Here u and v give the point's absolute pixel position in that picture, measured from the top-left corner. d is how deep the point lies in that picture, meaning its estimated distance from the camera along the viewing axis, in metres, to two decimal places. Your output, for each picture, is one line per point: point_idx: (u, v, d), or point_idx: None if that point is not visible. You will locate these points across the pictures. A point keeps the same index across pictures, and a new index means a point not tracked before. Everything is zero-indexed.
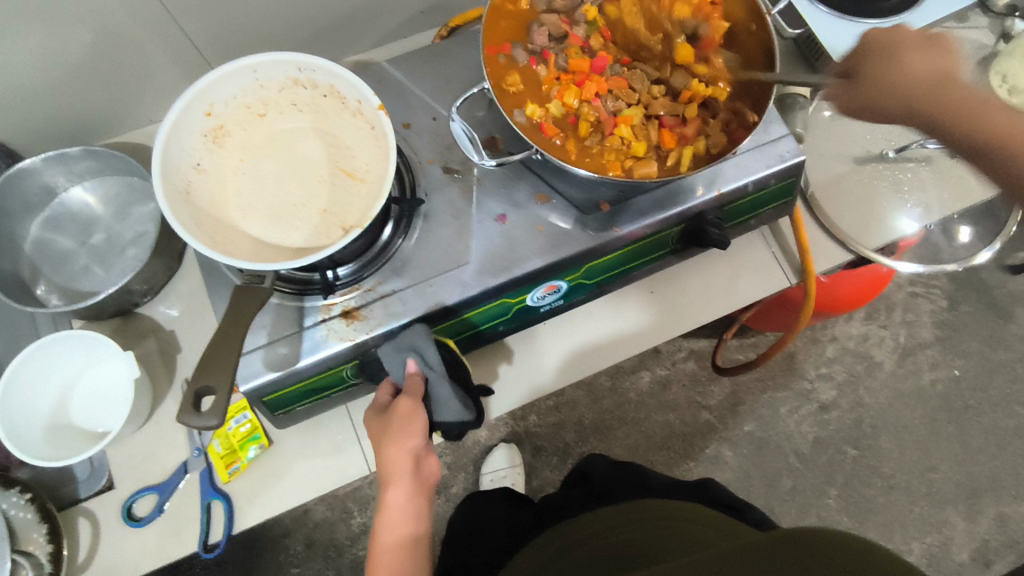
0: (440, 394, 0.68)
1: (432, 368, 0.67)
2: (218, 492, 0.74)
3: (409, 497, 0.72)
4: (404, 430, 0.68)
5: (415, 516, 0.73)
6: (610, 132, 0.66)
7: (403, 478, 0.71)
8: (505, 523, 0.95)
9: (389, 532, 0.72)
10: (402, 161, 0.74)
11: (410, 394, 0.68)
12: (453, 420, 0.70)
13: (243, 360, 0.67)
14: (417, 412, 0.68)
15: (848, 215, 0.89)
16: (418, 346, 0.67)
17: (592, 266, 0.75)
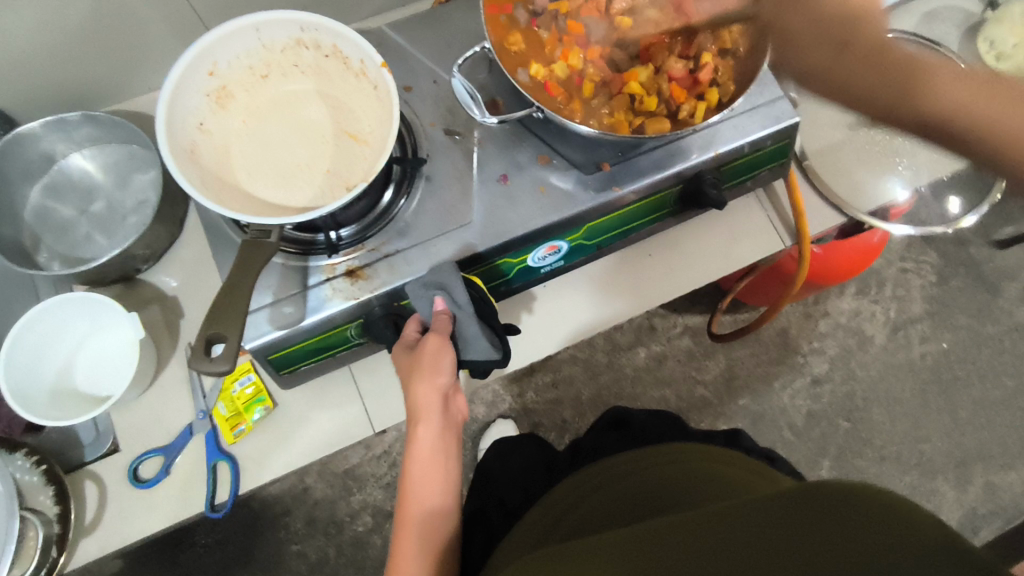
0: (468, 332, 0.70)
1: (459, 306, 0.68)
2: (224, 454, 0.74)
3: (441, 434, 0.74)
4: (435, 367, 0.69)
5: (447, 453, 0.75)
6: (615, 91, 0.67)
7: (434, 415, 0.73)
8: (540, 466, 0.99)
9: (420, 469, 0.73)
10: (404, 124, 0.75)
11: (439, 332, 0.69)
12: (480, 357, 0.72)
13: (250, 319, 0.67)
14: (445, 350, 0.69)
15: (842, 179, 0.90)
16: (445, 283, 0.68)
17: (595, 225, 0.76)
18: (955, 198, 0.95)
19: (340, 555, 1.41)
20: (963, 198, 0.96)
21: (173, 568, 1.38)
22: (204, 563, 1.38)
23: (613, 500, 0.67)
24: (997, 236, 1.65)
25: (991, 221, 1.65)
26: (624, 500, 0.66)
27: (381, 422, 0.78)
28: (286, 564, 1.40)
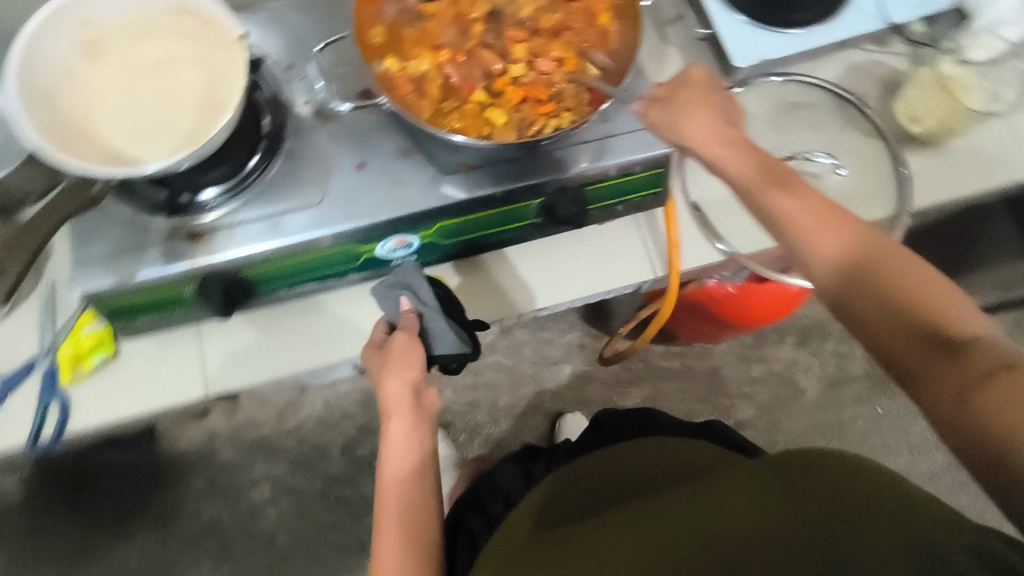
0: (436, 330, 0.76)
1: (425, 302, 0.75)
2: (56, 393, 0.76)
3: (412, 428, 0.74)
4: (404, 365, 0.74)
5: (422, 447, 0.75)
6: (465, 97, 0.68)
7: (404, 408, 0.74)
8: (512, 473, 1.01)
9: (397, 458, 0.74)
10: (278, 101, 0.77)
11: (405, 328, 0.75)
12: (450, 350, 0.77)
13: (82, 266, 0.70)
14: (414, 346, 0.75)
15: (729, 219, 0.89)
16: (411, 283, 0.75)
17: (447, 225, 0.77)
18: None
19: (233, 520, 1.42)
20: None
21: (70, 507, 1.40)
22: (100, 507, 1.40)
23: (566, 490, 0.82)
24: None
25: None
26: (595, 495, 0.81)
27: (215, 387, 0.79)
28: (180, 521, 1.41)
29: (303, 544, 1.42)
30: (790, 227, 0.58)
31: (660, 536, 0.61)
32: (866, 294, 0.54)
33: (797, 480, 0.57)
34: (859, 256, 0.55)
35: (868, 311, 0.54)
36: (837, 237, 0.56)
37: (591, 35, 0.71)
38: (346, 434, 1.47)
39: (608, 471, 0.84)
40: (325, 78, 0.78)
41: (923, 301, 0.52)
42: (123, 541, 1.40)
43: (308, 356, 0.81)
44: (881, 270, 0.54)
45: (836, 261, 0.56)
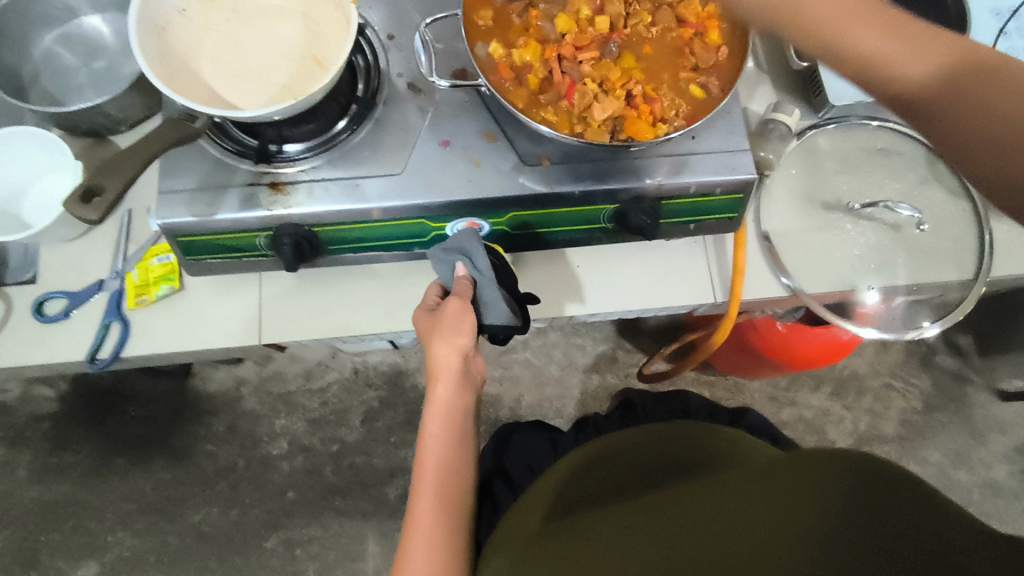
0: (488, 298, 0.76)
1: (479, 271, 0.75)
2: (120, 315, 0.79)
3: (455, 395, 0.76)
4: (456, 329, 0.74)
5: (463, 416, 0.77)
6: (564, 91, 0.68)
7: (451, 376, 0.75)
8: (543, 441, 1.14)
9: (435, 424, 0.75)
10: (375, 68, 0.78)
11: (460, 293, 0.75)
12: (500, 322, 0.77)
13: (165, 199, 0.72)
14: (467, 312, 0.74)
15: (799, 255, 0.87)
16: (467, 249, 0.75)
17: (520, 216, 0.77)
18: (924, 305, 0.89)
19: (246, 468, 1.45)
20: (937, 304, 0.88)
21: (99, 427, 1.45)
22: (125, 432, 1.45)
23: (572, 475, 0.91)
24: (1001, 386, 1.56)
25: (998, 369, 1.56)
26: (636, 474, 0.91)
27: (269, 335, 0.80)
28: (196, 459, 1.45)
29: (309, 503, 1.44)
30: (853, 47, 0.50)
31: (660, 519, 0.71)
32: (949, 79, 0.48)
33: (802, 474, 0.65)
34: (944, 49, 0.49)
35: (970, 95, 0.47)
36: (885, 35, 0.50)
37: (694, 52, 0.71)
38: (368, 404, 1.49)
39: (638, 453, 0.93)
40: (426, 52, 0.78)
41: (995, 64, 0.48)
42: (139, 470, 1.43)
43: (361, 323, 0.82)
44: (953, 57, 0.49)
45: (924, 81, 0.49)
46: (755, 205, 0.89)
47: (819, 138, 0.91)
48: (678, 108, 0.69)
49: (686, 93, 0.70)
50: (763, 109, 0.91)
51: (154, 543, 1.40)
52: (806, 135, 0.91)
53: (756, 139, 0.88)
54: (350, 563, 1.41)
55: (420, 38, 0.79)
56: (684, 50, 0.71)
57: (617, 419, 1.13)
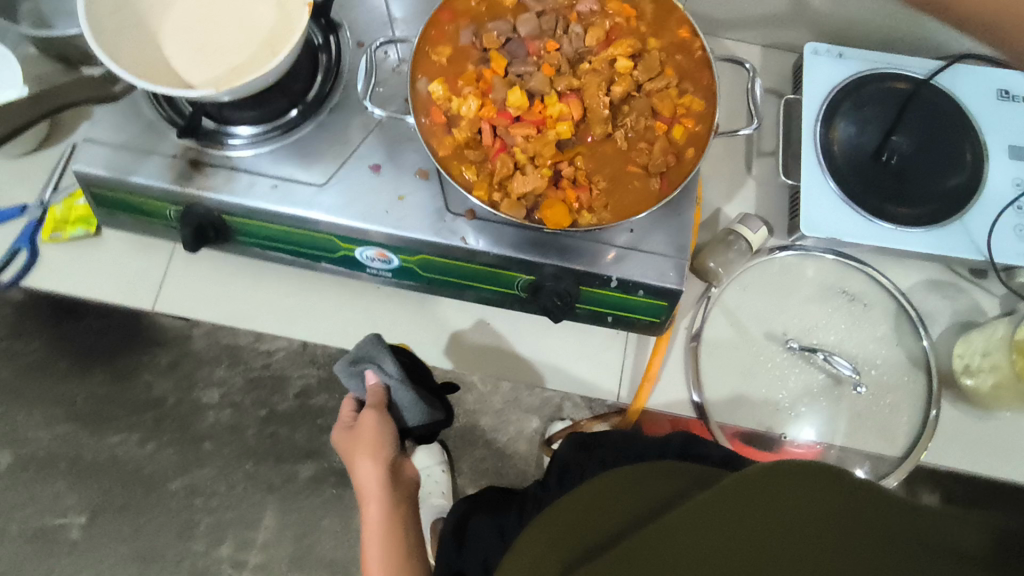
0: (404, 401, 0.77)
1: (390, 376, 0.76)
2: (29, 245, 0.80)
3: (391, 506, 0.74)
4: (374, 444, 0.75)
5: (402, 527, 0.74)
6: (491, 152, 0.65)
7: (380, 490, 0.74)
8: (489, 526, 0.74)
9: (376, 548, 0.72)
10: (335, 71, 0.75)
11: (373, 403, 0.77)
12: (420, 420, 0.77)
13: (88, 147, 0.71)
14: (382, 422, 0.76)
15: (719, 377, 0.82)
16: (375, 356, 0.77)
17: (432, 261, 0.74)
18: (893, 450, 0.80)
19: (175, 407, 1.38)
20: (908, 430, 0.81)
21: (55, 329, 1.35)
22: (80, 339, 1.36)
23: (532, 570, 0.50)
24: None
25: None
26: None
27: (164, 304, 0.82)
28: (132, 384, 1.37)
29: (224, 457, 1.39)
30: None
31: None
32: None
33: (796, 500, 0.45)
34: None
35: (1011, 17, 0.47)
36: None
37: (649, 146, 0.66)
38: (306, 380, 1.38)
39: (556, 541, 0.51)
40: (371, 74, 0.73)
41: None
42: (77, 379, 1.37)
43: (255, 317, 0.83)
44: None
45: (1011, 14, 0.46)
46: (694, 313, 0.84)
47: (784, 263, 0.85)
48: (609, 201, 0.64)
49: (624, 190, 0.65)
50: (735, 216, 0.86)
51: (66, 452, 1.38)
52: (770, 255, 0.85)
53: (711, 247, 0.82)
54: (244, 529, 1.41)
55: (370, 56, 0.73)
56: (640, 141, 0.66)
57: (562, 483, 0.68)
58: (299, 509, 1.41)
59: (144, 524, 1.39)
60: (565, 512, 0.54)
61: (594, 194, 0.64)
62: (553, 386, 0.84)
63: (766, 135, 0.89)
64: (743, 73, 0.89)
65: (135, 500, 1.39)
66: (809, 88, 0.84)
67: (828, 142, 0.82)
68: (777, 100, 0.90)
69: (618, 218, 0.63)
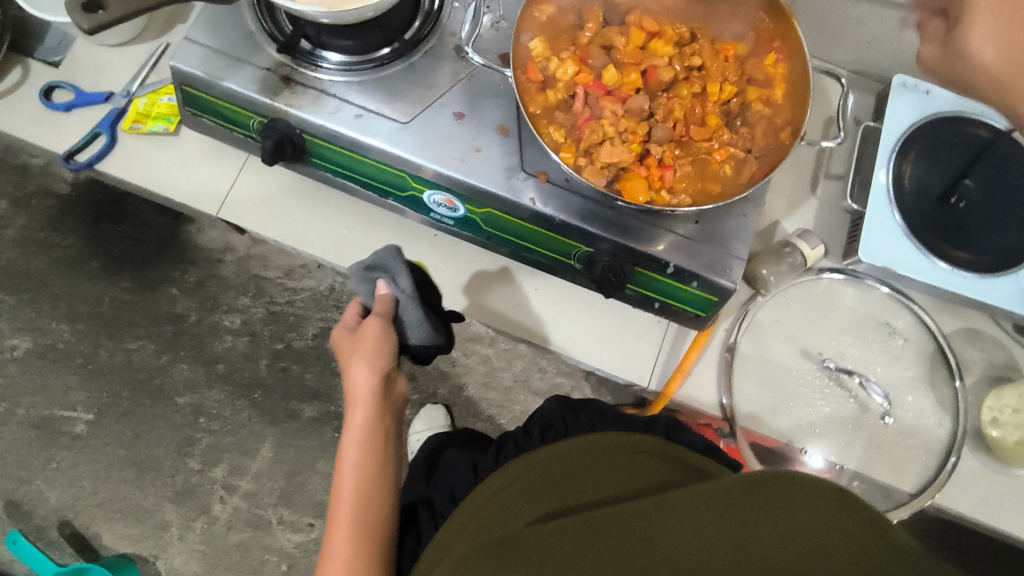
0: (408, 317, 0.77)
1: (401, 290, 0.76)
2: (109, 131, 0.82)
3: (377, 415, 0.74)
4: (370, 351, 0.75)
5: (385, 438, 0.74)
6: (581, 119, 0.67)
7: (370, 397, 0.75)
8: (463, 459, 0.76)
9: (353, 448, 0.72)
10: (435, 17, 0.77)
11: (381, 313, 0.77)
12: (421, 340, 0.78)
13: (189, 45, 0.73)
14: (384, 331, 0.76)
15: (749, 382, 0.83)
16: (390, 268, 0.77)
17: (495, 215, 0.75)
18: (909, 479, 0.81)
19: (195, 324, 1.40)
20: (926, 465, 0.81)
21: (94, 230, 1.39)
22: (114, 243, 1.38)
23: (512, 505, 0.53)
24: None
25: None
26: (531, 533, 0.49)
27: (226, 212, 0.84)
28: (158, 295, 1.39)
29: (234, 382, 1.40)
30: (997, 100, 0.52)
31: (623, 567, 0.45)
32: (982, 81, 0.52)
33: (794, 510, 0.46)
34: None
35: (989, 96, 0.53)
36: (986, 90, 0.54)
37: (734, 139, 0.68)
38: (327, 323, 1.40)
39: (542, 483, 0.55)
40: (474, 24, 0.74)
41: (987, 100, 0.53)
42: (107, 280, 1.39)
43: (310, 241, 0.85)
44: None
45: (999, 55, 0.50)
46: (736, 317, 0.85)
47: (833, 285, 0.86)
48: (688, 188, 0.67)
49: (703, 178, 0.67)
50: (792, 230, 0.87)
51: (84, 349, 1.39)
52: (821, 274, 0.86)
53: (765, 255, 0.83)
54: (240, 455, 1.39)
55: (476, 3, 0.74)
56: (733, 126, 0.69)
57: (544, 437, 0.67)
58: (296, 447, 1.40)
59: (145, 433, 1.39)
60: (555, 460, 0.56)
61: (674, 177, 0.67)
62: (582, 359, 0.85)
63: (836, 158, 0.90)
64: (831, 89, 0.91)
65: (140, 408, 1.39)
66: (891, 118, 0.84)
67: (900, 175, 0.82)
68: (854, 127, 0.91)
69: (696, 203, 0.66)
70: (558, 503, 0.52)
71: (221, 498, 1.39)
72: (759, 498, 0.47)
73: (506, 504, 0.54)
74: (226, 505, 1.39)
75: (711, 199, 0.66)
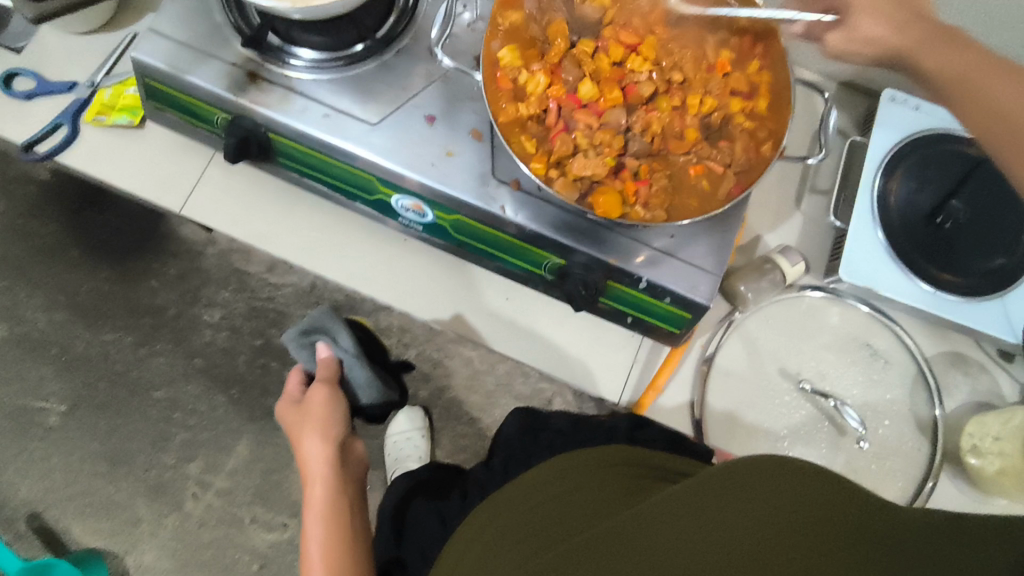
0: (355, 377, 0.92)
1: (345, 352, 0.90)
2: (71, 122, 0.80)
3: (327, 491, 0.84)
4: (316, 422, 0.87)
5: (341, 510, 0.84)
6: (553, 130, 0.65)
7: (322, 471, 0.85)
8: (431, 511, 0.76)
9: (316, 527, 0.81)
10: (409, 14, 0.74)
11: (325, 378, 0.90)
12: (366, 398, 0.92)
13: (153, 36, 0.70)
14: (328, 397, 0.89)
15: (723, 400, 0.81)
16: (333, 334, 0.91)
17: (464, 222, 0.72)
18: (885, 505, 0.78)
19: (174, 317, 1.37)
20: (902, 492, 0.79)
21: (73, 218, 1.36)
22: (93, 233, 1.36)
23: (495, 550, 0.52)
24: None
25: None
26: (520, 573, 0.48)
27: (190, 210, 0.82)
28: (137, 287, 1.37)
29: (211, 377, 1.38)
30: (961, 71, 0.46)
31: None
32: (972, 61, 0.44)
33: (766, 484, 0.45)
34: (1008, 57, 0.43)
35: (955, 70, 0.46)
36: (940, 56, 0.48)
37: (714, 151, 0.66)
38: None
39: (520, 519, 0.54)
40: (447, 23, 0.72)
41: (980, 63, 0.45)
42: (85, 269, 1.36)
43: (275, 242, 0.83)
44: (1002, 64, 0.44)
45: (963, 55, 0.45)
46: (713, 333, 0.83)
47: (813, 303, 0.84)
48: (664, 202, 0.65)
49: (681, 192, 0.65)
50: (775, 245, 0.85)
51: (60, 339, 1.36)
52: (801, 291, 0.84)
53: (744, 271, 0.81)
54: (215, 451, 1.37)
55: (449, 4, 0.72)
56: (715, 140, 0.66)
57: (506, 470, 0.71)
58: (272, 445, 1.38)
59: (120, 426, 1.36)
60: (535, 493, 0.56)
61: (650, 191, 0.64)
62: (550, 372, 0.83)
63: (823, 173, 0.88)
64: (819, 101, 0.88)
65: (115, 401, 1.37)
66: (877, 134, 0.82)
67: (885, 193, 0.80)
68: (843, 140, 0.89)
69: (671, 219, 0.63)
70: (542, 530, 0.51)
71: (195, 495, 1.37)
72: (726, 482, 0.46)
73: (489, 550, 0.52)
74: (200, 502, 1.37)
75: (686, 215, 0.63)
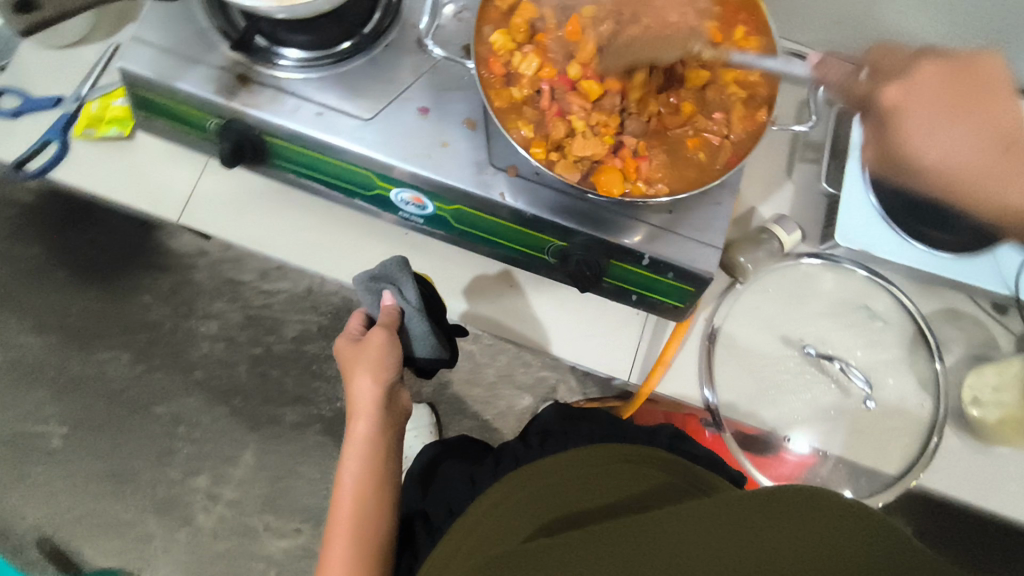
0: (416, 330, 0.75)
1: (408, 302, 0.74)
2: (60, 138, 0.79)
3: (375, 435, 0.72)
4: (371, 365, 0.73)
5: (383, 463, 0.71)
6: (549, 113, 0.65)
7: (373, 414, 0.73)
8: (459, 475, 0.72)
9: (354, 464, 0.70)
10: (394, 10, 0.74)
11: (385, 323, 0.75)
12: (424, 354, 0.76)
13: (138, 45, 0.69)
14: (391, 345, 0.74)
15: (730, 371, 0.82)
16: (396, 280, 0.75)
17: (464, 211, 0.73)
18: (891, 462, 0.80)
19: (170, 332, 1.36)
20: (908, 449, 0.81)
21: (59, 238, 1.34)
22: (81, 252, 1.34)
23: (509, 526, 0.53)
24: None
25: None
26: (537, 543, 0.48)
27: (187, 218, 0.81)
28: (130, 303, 1.35)
29: (211, 389, 1.37)
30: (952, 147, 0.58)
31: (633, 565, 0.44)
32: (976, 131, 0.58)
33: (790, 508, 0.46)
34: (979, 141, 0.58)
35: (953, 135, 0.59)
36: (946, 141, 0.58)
37: (708, 125, 0.67)
38: (305, 325, 1.37)
39: (541, 496, 0.55)
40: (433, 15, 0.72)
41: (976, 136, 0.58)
42: (75, 289, 1.35)
43: (274, 244, 0.82)
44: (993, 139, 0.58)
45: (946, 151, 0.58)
46: (715, 307, 0.84)
47: (812, 270, 0.86)
48: (663, 177, 0.66)
49: (678, 167, 0.66)
50: (770, 216, 0.86)
51: (55, 362, 1.35)
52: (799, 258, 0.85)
53: (742, 242, 0.82)
54: (221, 463, 1.36)
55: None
56: (709, 113, 0.68)
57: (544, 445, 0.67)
58: (276, 452, 1.37)
59: (122, 444, 1.35)
60: (554, 475, 0.57)
61: (648, 167, 0.65)
62: (559, 355, 0.82)
63: (810, 142, 0.90)
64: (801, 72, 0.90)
65: (115, 420, 1.35)
66: None
67: None
68: (827, 109, 0.91)
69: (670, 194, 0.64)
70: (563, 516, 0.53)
71: (204, 508, 1.35)
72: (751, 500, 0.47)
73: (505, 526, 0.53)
74: (210, 514, 1.35)
75: (685, 187, 0.64)
